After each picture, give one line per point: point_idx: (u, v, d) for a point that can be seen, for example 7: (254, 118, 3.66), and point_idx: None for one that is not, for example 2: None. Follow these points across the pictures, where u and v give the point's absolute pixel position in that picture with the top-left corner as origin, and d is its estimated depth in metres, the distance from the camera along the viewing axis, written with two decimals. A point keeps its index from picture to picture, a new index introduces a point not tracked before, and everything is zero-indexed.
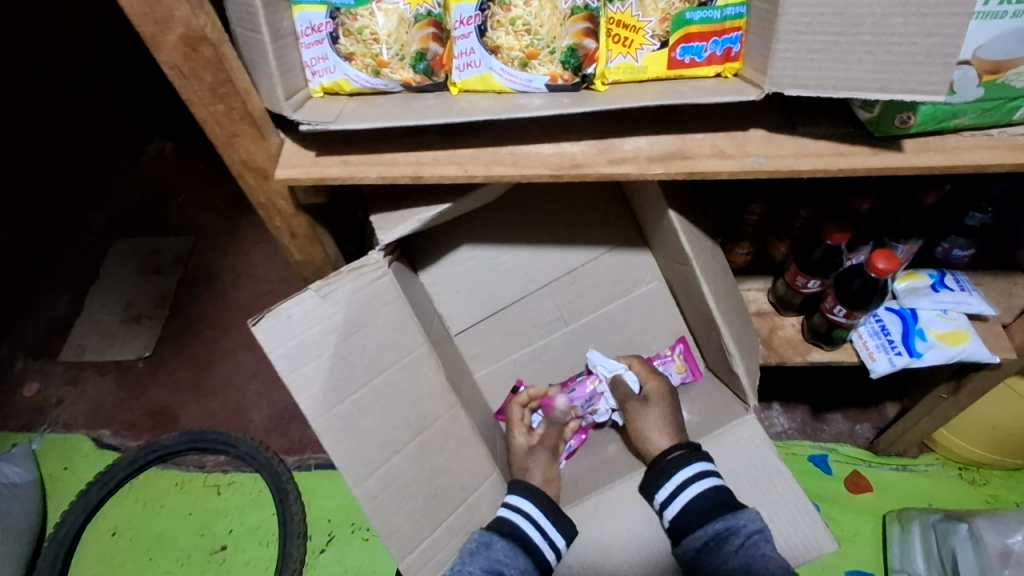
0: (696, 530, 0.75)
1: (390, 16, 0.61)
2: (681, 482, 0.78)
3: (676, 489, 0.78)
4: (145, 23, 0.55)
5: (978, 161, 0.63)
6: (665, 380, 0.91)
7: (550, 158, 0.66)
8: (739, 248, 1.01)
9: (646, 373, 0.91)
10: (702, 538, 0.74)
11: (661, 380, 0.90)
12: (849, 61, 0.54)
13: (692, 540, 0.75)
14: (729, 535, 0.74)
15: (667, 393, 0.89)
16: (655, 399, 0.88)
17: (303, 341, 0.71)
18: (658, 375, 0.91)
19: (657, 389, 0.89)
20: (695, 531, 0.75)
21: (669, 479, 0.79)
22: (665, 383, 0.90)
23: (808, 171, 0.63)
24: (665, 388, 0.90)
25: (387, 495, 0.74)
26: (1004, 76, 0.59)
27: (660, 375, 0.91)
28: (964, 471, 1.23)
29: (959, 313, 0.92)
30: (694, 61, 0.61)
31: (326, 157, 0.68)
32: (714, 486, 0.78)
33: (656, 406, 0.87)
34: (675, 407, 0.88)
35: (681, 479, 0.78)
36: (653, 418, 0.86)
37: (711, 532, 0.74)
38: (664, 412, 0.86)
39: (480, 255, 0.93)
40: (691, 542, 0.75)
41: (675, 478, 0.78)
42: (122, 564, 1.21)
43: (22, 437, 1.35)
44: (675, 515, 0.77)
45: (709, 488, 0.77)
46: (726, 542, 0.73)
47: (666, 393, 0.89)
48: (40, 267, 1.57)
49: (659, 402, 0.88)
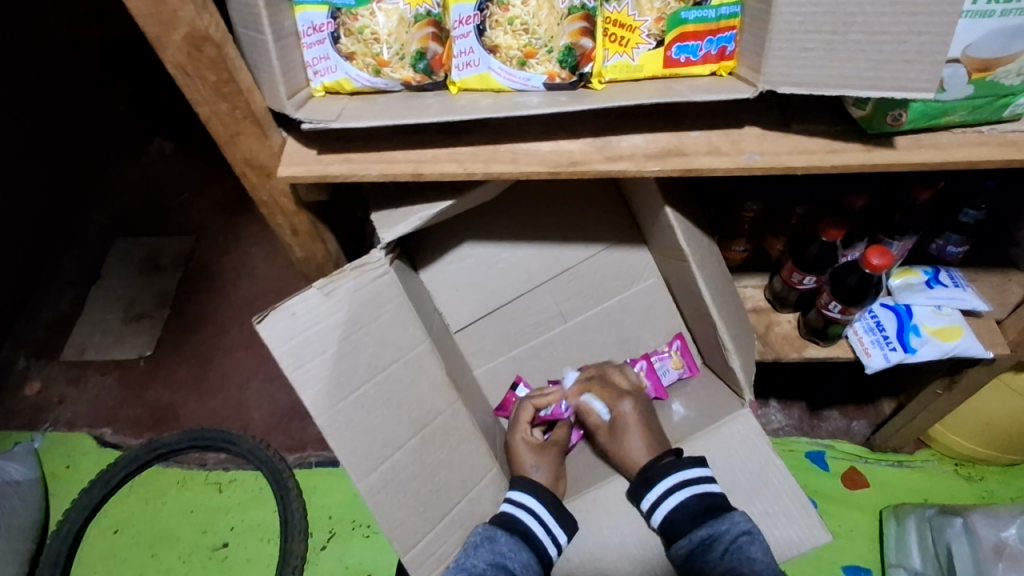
0: (681, 537, 0.76)
1: (390, 16, 0.62)
2: (662, 492, 0.78)
3: (658, 499, 0.78)
4: (150, 23, 0.56)
5: (969, 157, 0.64)
6: (635, 399, 0.88)
7: (548, 156, 0.67)
8: (736, 245, 1.02)
9: (609, 399, 0.89)
10: (687, 545, 0.75)
11: (628, 400, 0.88)
12: (841, 60, 0.55)
13: (679, 547, 0.76)
14: (713, 541, 0.74)
15: (637, 412, 0.87)
16: (624, 424, 0.86)
17: (307, 337, 0.72)
18: (625, 395, 0.89)
19: (625, 411, 0.87)
20: (680, 538, 0.76)
21: (651, 490, 0.79)
22: (635, 404, 0.87)
23: (802, 167, 0.64)
24: (636, 407, 0.87)
25: (390, 491, 0.75)
26: (993, 74, 0.60)
27: (628, 395, 0.89)
28: (960, 467, 1.24)
29: (953, 310, 0.93)
30: (690, 60, 0.62)
31: (327, 155, 0.69)
32: (696, 492, 0.78)
33: (626, 430, 0.85)
34: (650, 425, 0.86)
35: (662, 490, 0.78)
36: (623, 442, 0.85)
37: (696, 538, 0.75)
38: (636, 435, 0.84)
39: (480, 252, 0.93)
40: (679, 549, 0.76)
41: (656, 488, 0.78)
42: (124, 561, 1.22)
43: (24, 435, 1.36)
44: (661, 522, 0.78)
45: (690, 495, 0.78)
46: (710, 548, 0.74)
47: (635, 415, 0.86)
48: (42, 267, 1.57)
49: (627, 426, 0.86)
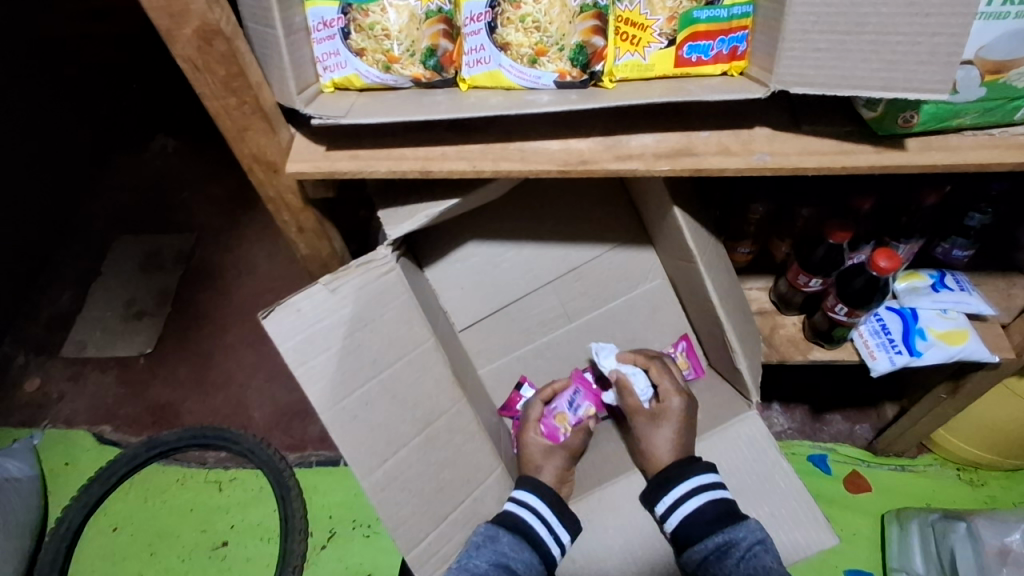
0: (696, 543, 0.76)
1: (400, 12, 0.61)
2: (679, 495, 0.78)
3: (673, 503, 0.78)
4: (161, 16, 0.56)
5: (979, 159, 0.64)
6: (688, 398, 0.86)
7: (558, 154, 0.67)
8: (740, 248, 1.02)
9: (665, 387, 0.87)
10: (703, 551, 0.75)
11: (680, 397, 0.86)
12: (855, 60, 0.55)
13: (692, 553, 0.76)
14: (730, 547, 0.74)
15: (683, 411, 0.85)
16: (666, 415, 0.85)
17: (314, 333, 0.71)
18: (680, 391, 0.87)
19: (673, 406, 0.85)
20: (695, 543, 0.76)
21: (667, 493, 0.79)
22: (686, 402, 0.86)
23: (812, 168, 0.64)
24: (685, 408, 0.85)
25: (393, 489, 0.75)
26: (1006, 76, 0.60)
27: (683, 391, 0.87)
28: (962, 472, 1.24)
29: (959, 313, 0.93)
30: (701, 60, 0.62)
31: (336, 151, 0.69)
32: (712, 498, 0.78)
33: (665, 423, 0.84)
34: (691, 428, 0.84)
35: (679, 493, 0.78)
36: (660, 435, 0.83)
37: (712, 545, 0.75)
38: (673, 430, 0.83)
39: (485, 252, 0.93)
40: (693, 554, 0.76)
41: (673, 492, 0.78)
42: (123, 559, 1.22)
43: (22, 432, 1.35)
44: (675, 527, 0.78)
45: (707, 500, 0.77)
46: (727, 554, 0.74)
47: (680, 412, 0.84)
48: (42, 263, 1.56)
49: (671, 421, 0.84)
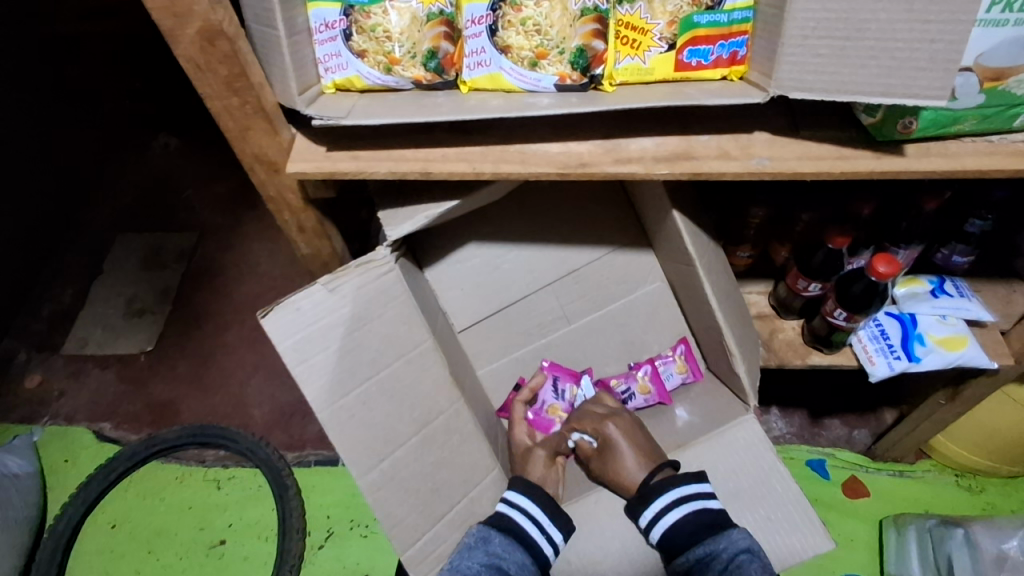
0: (680, 555, 0.76)
1: (402, 14, 0.62)
2: (659, 509, 0.78)
3: (655, 516, 0.78)
4: (164, 16, 0.57)
5: (978, 166, 0.64)
6: (618, 418, 0.89)
7: (557, 157, 0.67)
8: (740, 252, 1.02)
9: (593, 422, 0.89)
10: (686, 563, 0.76)
11: (612, 421, 0.88)
12: (852, 66, 0.55)
13: (678, 564, 0.76)
14: (711, 559, 0.74)
15: (621, 432, 0.87)
16: (612, 444, 0.86)
17: (313, 333, 0.71)
18: (607, 416, 0.89)
19: (610, 431, 0.87)
20: (680, 555, 0.76)
21: (648, 507, 0.79)
22: (621, 422, 0.88)
23: (811, 173, 0.64)
24: (620, 427, 0.87)
25: (390, 488, 0.75)
26: (1005, 83, 0.60)
27: (613, 415, 0.89)
28: (961, 478, 1.24)
29: (958, 319, 0.93)
30: (701, 64, 0.62)
31: (337, 152, 0.69)
32: (693, 510, 0.77)
33: (613, 450, 0.85)
34: (639, 440, 0.86)
35: (659, 507, 0.78)
36: (616, 463, 0.84)
37: (694, 557, 0.75)
38: (624, 453, 0.84)
39: (485, 253, 0.93)
40: (679, 565, 0.76)
41: (653, 505, 0.78)
42: (121, 556, 1.22)
43: (23, 428, 1.35)
44: (659, 539, 0.78)
45: (689, 512, 0.77)
46: (709, 566, 0.74)
47: (618, 433, 0.86)
48: (44, 260, 1.57)
49: (619, 446, 0.85)
